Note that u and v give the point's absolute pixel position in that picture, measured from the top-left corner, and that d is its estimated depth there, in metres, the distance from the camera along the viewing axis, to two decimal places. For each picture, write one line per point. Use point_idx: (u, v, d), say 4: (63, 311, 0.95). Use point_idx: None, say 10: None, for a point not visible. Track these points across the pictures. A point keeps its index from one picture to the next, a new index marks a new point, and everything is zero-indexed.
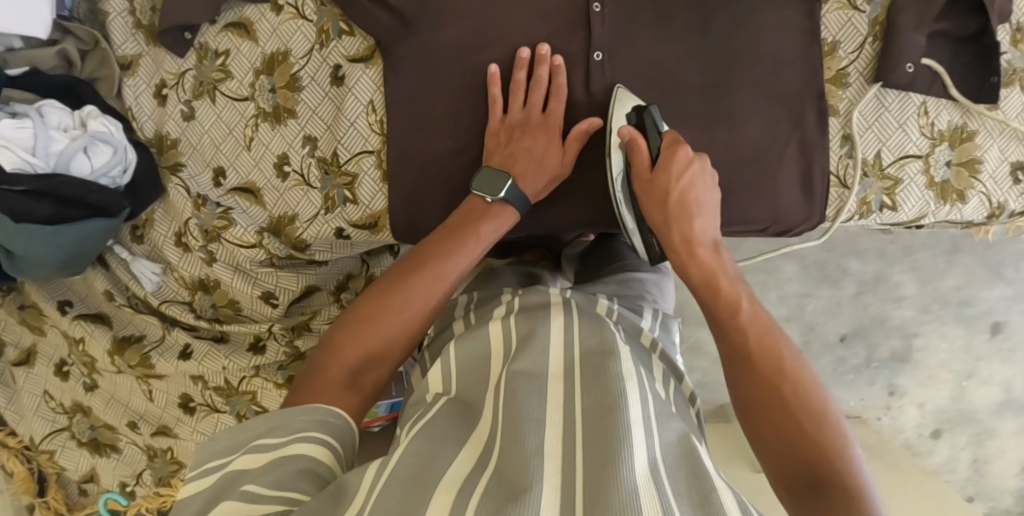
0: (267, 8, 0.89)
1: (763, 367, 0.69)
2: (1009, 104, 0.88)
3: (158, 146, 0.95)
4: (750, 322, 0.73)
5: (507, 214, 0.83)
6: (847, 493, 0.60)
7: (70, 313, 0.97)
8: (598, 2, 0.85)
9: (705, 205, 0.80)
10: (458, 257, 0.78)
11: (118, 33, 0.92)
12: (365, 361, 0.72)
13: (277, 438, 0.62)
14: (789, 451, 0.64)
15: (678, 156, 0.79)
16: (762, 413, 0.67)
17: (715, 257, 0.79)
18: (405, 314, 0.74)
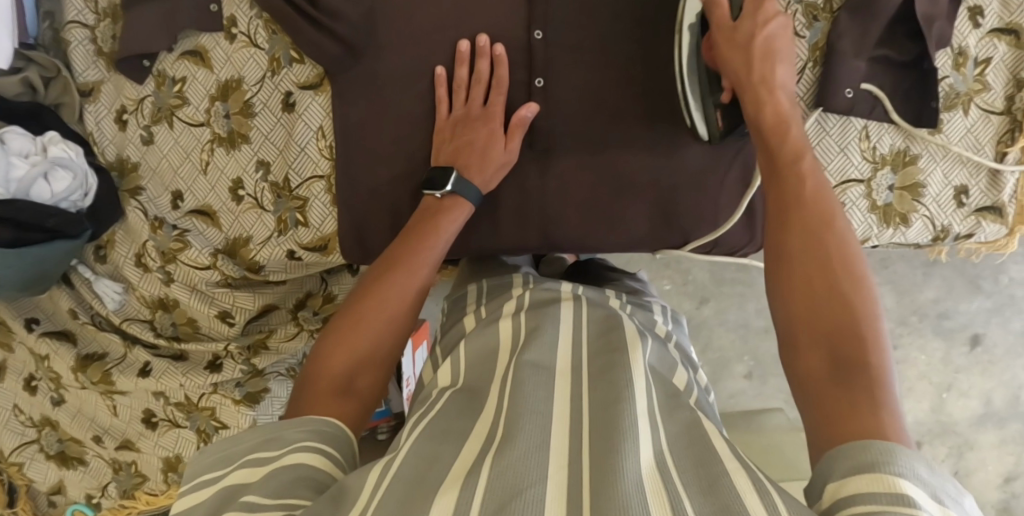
0: (221, 36, 0.93)
1: (808, 243, 0.65)
2: (952, 128, 0.88)
3: (119, 170, 0.97)
4: (813, 194, 0.68)
5: (461, 206, 0.82)
6: (874, 385, 0.55)
7: (37, 330, 1.00)
8: (539, 29, 0.86)
9: (783, 58, 0.76)
10: (426, 250, 0.78)
11: (80, 61, 0.95)
12: (358, 361, 0.68)
13: (274, 447, 0.57)
14: (819, 328, 0.60)
15: (766, 10, 0.77)
16: (803, 276, 0.64)
17: (784, 102, 0.75)
18: (390, 308, 0.72)
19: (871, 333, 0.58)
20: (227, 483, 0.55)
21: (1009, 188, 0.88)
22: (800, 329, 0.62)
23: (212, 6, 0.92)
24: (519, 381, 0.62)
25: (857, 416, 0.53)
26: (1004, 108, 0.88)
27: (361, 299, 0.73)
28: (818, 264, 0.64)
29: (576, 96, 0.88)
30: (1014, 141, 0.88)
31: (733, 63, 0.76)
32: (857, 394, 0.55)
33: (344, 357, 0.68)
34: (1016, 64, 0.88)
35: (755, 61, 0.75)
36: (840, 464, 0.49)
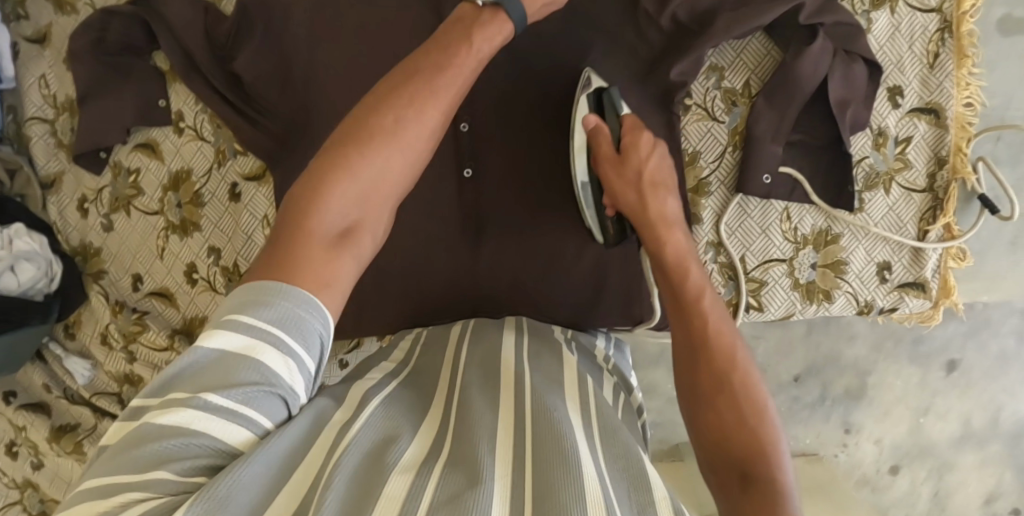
0: (169, 130, 0.98)
1: (708, 348, 0.68)
2: (873, 206, 0.90)
3: (82, 254, 1.03)
4: (710, 309, 0.71)
5: (501, 23, 0.74)
6: (775, 488, 0.58)
7: (14, 403, 1.07)
8: (465, 121, 0.90)
9: (670, 186, 0.80)
10: (455, 71, 0.70)
11: (41, 154, 1.01)
12: (357, 218, 0.63)
13: (260, 314, 0.54)
14: (723, 432, 0.63)
15: (643, 137, 0.80)
16: (708, 394, 0.66)
17: (684, 238, 0.76)
18: (402, 135, 0.66)
19: (763, 431, 0.62)
20: (196, 346, 0.52)
21: (930, 264, 0.90)
22: (705, 425, 0.64)
23: (161, 101, 0.97)
24: (463, 411, 0.62)
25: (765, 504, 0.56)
26: (925, 185, 0.89)
27: (370, 112, 0.67)
28: (725, 367, 0.66)
29: (504, 185, 0.91)
30: (936, 219, 0.89)
31: (627, 198, 0.78)
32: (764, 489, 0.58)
33: (345, 179, 0.62)
34: (936, 142, 0.89)
35: (644, 177, 0.78)
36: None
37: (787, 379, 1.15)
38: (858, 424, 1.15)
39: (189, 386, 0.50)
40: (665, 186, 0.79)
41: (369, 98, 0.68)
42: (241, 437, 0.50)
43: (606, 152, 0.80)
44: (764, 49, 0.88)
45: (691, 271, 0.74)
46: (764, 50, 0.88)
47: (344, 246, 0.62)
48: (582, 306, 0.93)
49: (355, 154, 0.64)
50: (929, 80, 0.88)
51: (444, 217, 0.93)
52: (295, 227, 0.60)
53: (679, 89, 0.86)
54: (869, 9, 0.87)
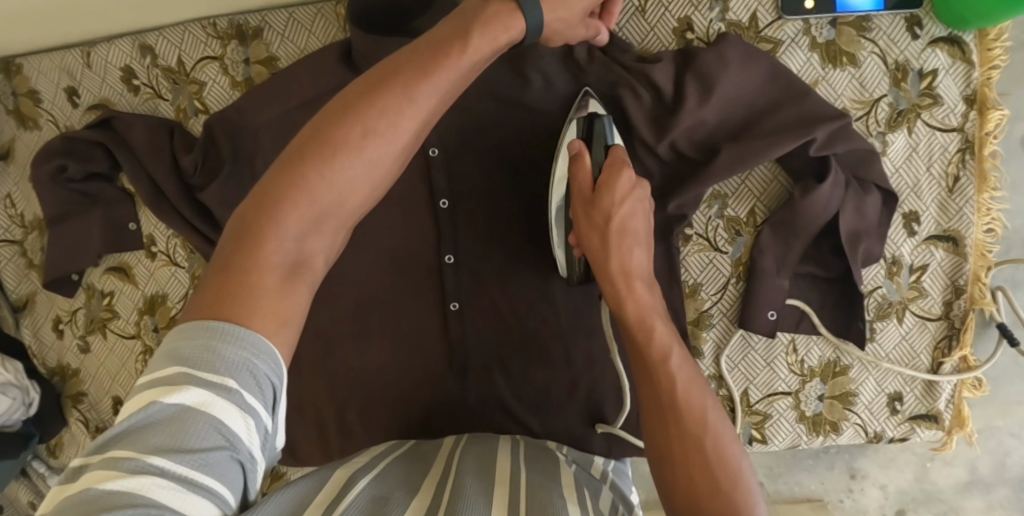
0: (142, 253, 0.93)
1: (669, 400, 0.57)
2: (885, 336, 0.85)
3: (60, 375, 1.00)
4: (681, 366, 0.58)
5: (508, 19, 0.58)
6: None
7: None
8: (451, 253, 0.85)
9: (645, 236, 0.66)
10: (439, 79, 0.55)
11: (12, 276, 0.97)
12: (311, 244, 0.52)
13: (216, 368, 0.46)
14: (690, 500, 0.53)
15: (622, 176, 0.65)
16: (677, 440, 0.55)
17: (650, 293, 0.63)
18: (370, 144, 0.53)
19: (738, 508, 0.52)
20: (152, 398, 0.45)
21: (944, 396, 0.85)
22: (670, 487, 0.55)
23: (131, 224, 0.93)
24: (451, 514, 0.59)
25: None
26: (941, 314, 0.84)
27: (339, 121, 0.53)
28: (693, 429, 0.55)
29: (493, 316, 0.87)
30: (952, 351, 0.84)
31: (591, 242, 0.65)
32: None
33: (296, 200, 0.51)
34: (953, 271, 0.83)
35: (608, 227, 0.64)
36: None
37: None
38: (865, 470, 1.07)
39: (139, 446, 0.44)
40: (635, 236, 0.65)
41: (330, 109, 0.55)
42: (201, 511, 0.44)
43: (580, 189, 0.67)
44: (771, 176, 0.82)
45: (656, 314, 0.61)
46: (770, 176, 0.83)
47: (296, 276, 0.52)
48: (575, 440, 0.87)
49: (321, 181, 0.52)
50: (948, 204, 0.82)
51: (431, 349, 0.88)
52: (235, 273, 0.49)
53: (678, 222, 0.80)
54: (884, 130, 0.81)
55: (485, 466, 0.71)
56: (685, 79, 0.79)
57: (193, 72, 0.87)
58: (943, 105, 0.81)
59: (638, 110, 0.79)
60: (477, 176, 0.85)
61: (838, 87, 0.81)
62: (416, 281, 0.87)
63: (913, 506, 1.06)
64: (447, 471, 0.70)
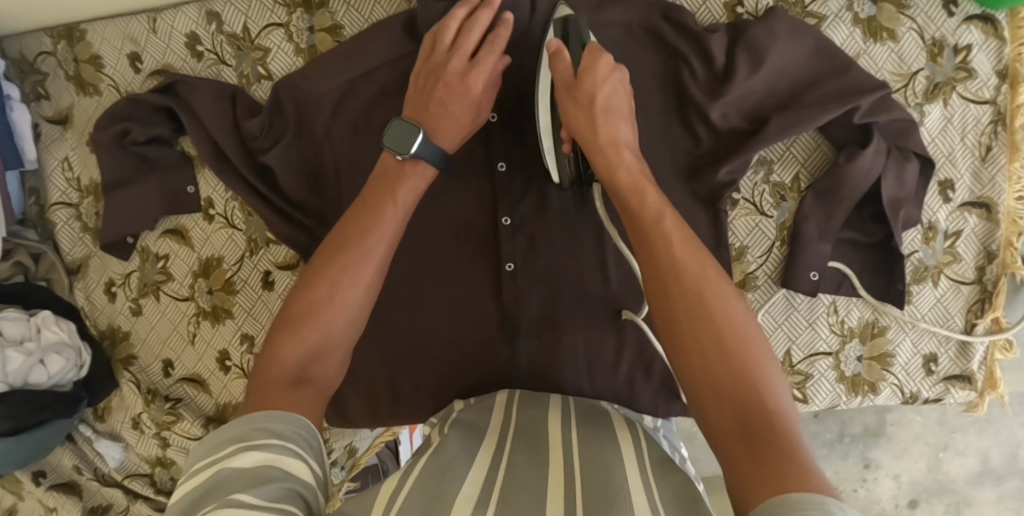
0: (199, 217, 0.95)
1: (682, 287, 0.57)
2: (921, 299, 0.89)
3: (110, 338, 1.01)
4: (694, 253, 0.59)
5: (421, 173, 0.72)
6: (782, 431, 0.49)
7: (44, 484, 1.04)
8: (507, 215, 0.88)
9: (626, 113, 0.70)
10: (385, 219, 0.69)
11: (67, 240, 0.99)
12: (312, 369, 0.62)
13: (269, 435, 0.53)
14: (716, 389, 0.52)
15: (600, 62, 0.69)
16: (687, 324, 0.55)
17: (637, 160, 0.67)
18: (340, 288, 0.65)
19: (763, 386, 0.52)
20: (218, 468, 0.50)
21: (977, 357, 0.89)
22: (694, 374, 0.54)
23: (189, 188, 0.94)
24: (508, 472, 0.64)
25: (788, 471, 0.46)
26: (974, 278, 0.88)
27: (320, 271, 0.66)
28: (706, 313, 0.55)
29: (545, 280, 0.89)
30: (984, 312, 0.88)
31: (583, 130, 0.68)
32: (774, 445, 0.48)
33: (296, 337, 0.62)
34: (986, 236, 0.87)
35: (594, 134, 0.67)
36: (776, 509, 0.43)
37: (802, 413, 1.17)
38: (878, 460, 1.13)
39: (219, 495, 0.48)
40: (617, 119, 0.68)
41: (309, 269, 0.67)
42: None
43: (563, 78, 0.70)
44: (815, 144, 0.86)
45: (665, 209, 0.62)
46: (813, 144, 0.86)
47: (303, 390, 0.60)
48: (622, 400, 0.90)
49: (313, 309, 0.64)
50: (982, 173, 0.87)
51: (484, 309, 0.90)
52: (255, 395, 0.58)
53: (726, 189, 0.83)
54: (922, 101, 0.86)
55: (537, 423, 0.76)
56: (735, 51, 0.82)
57: (258, 39, 0.90)
58: (977, 78, 0.85)
59: (690, 79, 0.84)
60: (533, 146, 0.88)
61: (878, 60, 0.86)
62: (470, 246, 0.90)
63: (926, 497, 1.12)
64: (503, 431, 0.75)
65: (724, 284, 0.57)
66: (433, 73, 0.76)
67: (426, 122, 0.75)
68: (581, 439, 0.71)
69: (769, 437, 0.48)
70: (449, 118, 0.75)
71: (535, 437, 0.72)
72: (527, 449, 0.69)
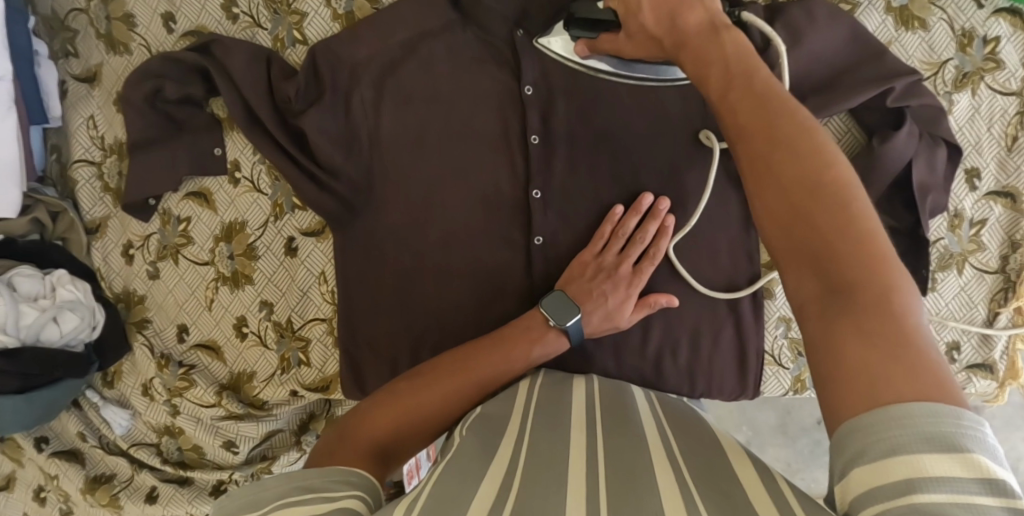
0: (224, 179, 0.94)
1: (764, 154, 0.54)
2: (945, 287, 0.89)
3: (125, 301, 0.99)
4: (785, 116, 0.54)
5: (551, 340, 0.81)
6: (879, 304, 0.46)
7: (46, 450, 1.03)
8: (538, 189, 0.87)
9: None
10: (489, 348, 0.80)
11: (87, 198, 0.97)
12: (392, 440, 0.69)
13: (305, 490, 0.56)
14: (814, 265, 0.49)
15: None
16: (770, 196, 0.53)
17: (715, 43, 0.61)
18: (451, 386, 0.75)
19: (856, 252, 0.48)
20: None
21: (999, 347, 0.90)
22: (784, 249, 0.52)
23: (216, 150, 0.93)
24: (534, 441, 0.64)
25: (878, 387, 0.43)
26: (998, 268, 0.89)
27: (430, 371, 0.77)
28: (794, 178, 0.52)
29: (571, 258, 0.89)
30: (1007, 302, 0.89)
31: (663, 41, 0.66)
32: (871, 333, 0.45)
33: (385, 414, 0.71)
34: (1010, 226, 0.88)
35: (663, 38, 0.66)
36: (848, 445, 0.43)
37: (809, 421, 1.18)
38: None
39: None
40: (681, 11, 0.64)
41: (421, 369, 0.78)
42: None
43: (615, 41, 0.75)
44: (845, 128, 0.87)
45: (759, 72, 0.58)
46: (844, 128, 0.87)
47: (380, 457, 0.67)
48: (646, 378, 0.90)
49: (411, 396, 0.73)
50: (1007, 162, 0.88)
51: (511, 280, 0.90)
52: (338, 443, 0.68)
53: None
54: (950, 90, 0.87)
55: (558, 403, 0.74)
56: (774, 29, 0.83)
57: (296, 3, 0.91)
58: (1006, 70, 0.86)
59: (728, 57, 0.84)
60: (569, 124, 0.88)
61: (909, 49, 0.87)
62: (504, 217, 0.90)
63: None
64: (524, 411, 0.72)
65: (817, 144, 0.53)
66: (603, 266, 0.85)
67: (577, 294, 0.83)
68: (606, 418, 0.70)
69: (866, 333, 0.45)
70: (597, 299, 0.83)
71: (557, 408, 0.72)
72: (557, 424, 0.68)
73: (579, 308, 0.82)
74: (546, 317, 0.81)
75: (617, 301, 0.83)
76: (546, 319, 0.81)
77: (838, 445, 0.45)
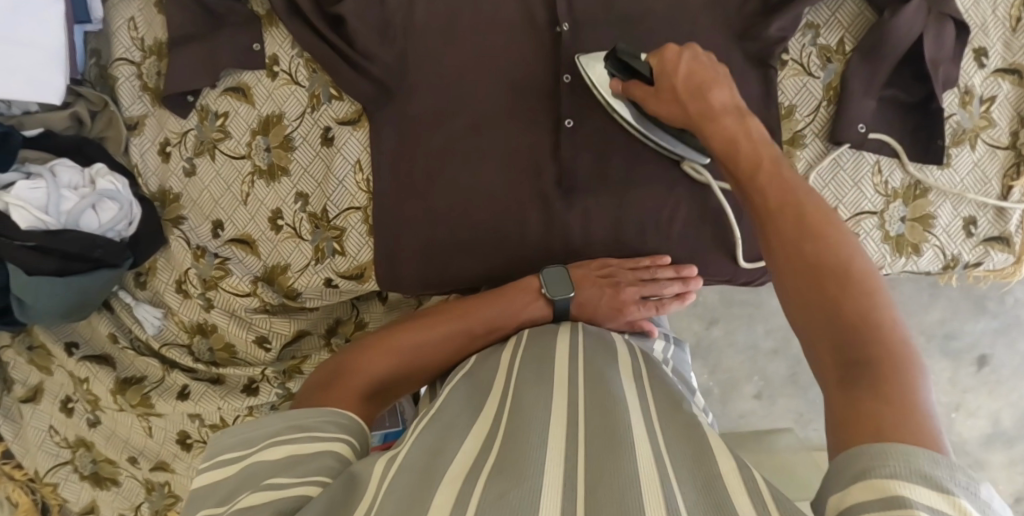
0: (263, 74, 0.97)
1: (784, 229, 0.63)
2: (960, 162, 0.93)
3: (160, 200, 1.01)
4: (785, 184, 0.67)
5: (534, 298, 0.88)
6: (887, 358, 0.52)
7: (76, 355, 1.05)
8: (568, 73, 0.90)
9: (718, 77, 0.79)
10: (484, 304, 0.87)
11: (127, 96, 1.00)
12: (385, 376, 0.77)
13: (292, 433, 0.60)
14: (838, 319, 0.56)
15: (670, 47, 0.82)
16: (795, 265, 0.60)
17: (738, 120, 0.75)
18: (448, 331, 0.84)
19: (865, 314, 0.55)
20: (255, 457, 0.57)
21: (1013, 220, 0.93)
22: (803, 313, 0.58)
23: (255, 46, 0.96)
24: (521, 396, 0.64)
25: (896, 409, 0.48)
26: (1009, 144, 0.93)
27: (424, 322, 0.85)
28: (813, 251, 0.60)
29: (599, 142, 0.91)
30: (1019, 176, 0.92)
31: (690, 105, 0.79)
32: (888, 379, 0.51)
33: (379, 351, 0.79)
34: (1019, 103, 0.92)
35: (689, 104, 0.79)
36: (852, 467, 0.44)
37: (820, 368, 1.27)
38: None
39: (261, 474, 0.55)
40: (713, 82, 0.79)
41: (418, 320, 0.86)
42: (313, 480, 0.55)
43: (648, 89, 0.83)
44: (858, 10, 0.91)
45: (785, 176, 0.67)
46: (857, 11, 0.91)
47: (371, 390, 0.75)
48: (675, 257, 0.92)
49: (405, 337, 0.82)
50: (1012, 42, 0.92)
51: (541, 161, 0.92)
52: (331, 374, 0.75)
53: (776, 46, 0.88)
54: None
55: (543, 360, 0.73)
56: None
57: None
58: None
59: None
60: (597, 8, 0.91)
61: None
62: (534, 101, 0.92)
63: None
64: (511, 361, 0.76)
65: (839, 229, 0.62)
66: (617, 273, 0.91)
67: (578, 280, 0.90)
68: (585, 358, 0.73)
69: (879, 380, 0.51)
70: (596, 305, 0.89)
71: (543, 370, 0.70)
72: (541, 384, 0.66)
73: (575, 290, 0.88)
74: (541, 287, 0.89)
75: (608, 314, 0.91)
76: (542, 288, 0.88)
77: (847, 458, 0.46)
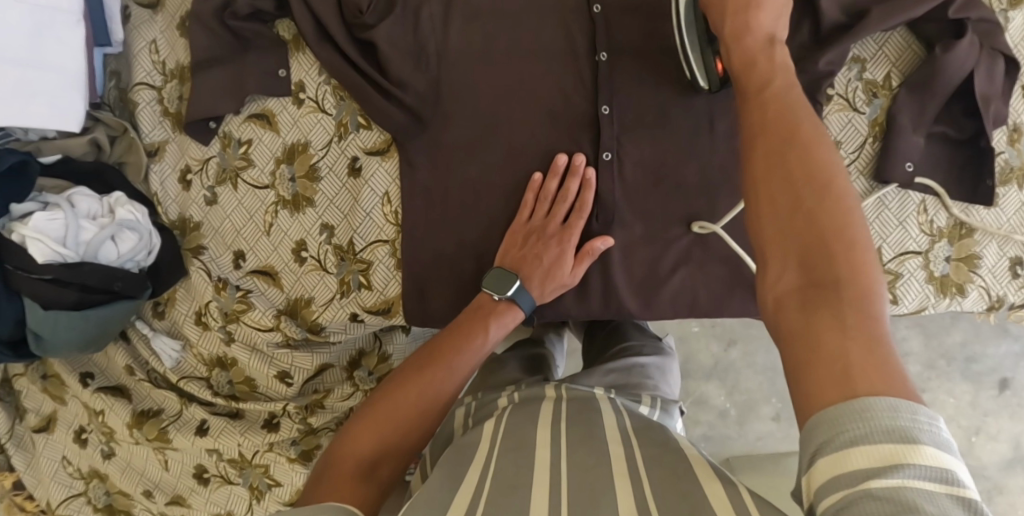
0: (288, 101, 0.94)
1: (775, 144, 0.59)
2: (1007, 201, 0.90)
3: (181, 228, 0.98)
4: (775, 92, 0.62)
5: (514, 312, 0.85)
6: (857, 293, 0.51)
7: (92, 385, 1.02)
8: (606, 105, 0.87)
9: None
10: (466, 343, 0.81)
11: (147, 121, 0.97)
12: (377, 456, 0.69)
13: None
14: (819, 244, 0.53)
15: None
16: (782, 194, 0.56)
17: (770, 46, 0.66)
18: (432, 390, 0.75)
19: (855, 260, 0.52)
20: None
21: None
22: (773, 225, 0.56)
23: (281, 71, 0.93)
24: (503, 464, 0.65)
25: (853, 379, 0.47)
26: None
27: (410, 377, 0.77)
28: (790, 177, 0.56)
29: (642, 179, 0.88)
30: None
31: (728, 20, 0.69)
32: (836, 319, 0.50)
33: (367, 436, 0.70)
34: None
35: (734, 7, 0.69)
36: (814, 436, 0.46)
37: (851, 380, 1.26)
38: None
39: None
40: (756, 6, 0.68)
41: (400, 373, 0.78)
42: None
43: None
44: (906, 43, 0.88)
45: (784, 90, 0.63)
46: (904, 44, 0.88)
47: (365, 479, 0.67)
48: (716, 298, 0.89)
49: (393, 405, 0.73)
50: None
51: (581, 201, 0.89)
52: (324, 476, 0.67)
53: (825, 79, 0.86)
54: (1006, 7, 0.88)
55: (530, 422, 0.73)
56: None
57: None
58: None
59: None
60: (637, 37, 0.87)
61: None
62: (570, 135, 0.89)
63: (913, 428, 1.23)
64: (496, 423, 0.75)
65: (833, 174, 0.56)
66: (535, 233, 0.87)
67: (515, 262, 0.87)
68: (574, 415, 0.74)
69: (845, 314, 0.50)
70: (530, 265, 0.86)
71: (522, 439, 0.69)
72: (517, 467, 0.64)
73: (517, 274, 0.86)
74: (490, 294, 0.86)
75: (543, 276, 0.87)
76: (491, 295, 0.86)
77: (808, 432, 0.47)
